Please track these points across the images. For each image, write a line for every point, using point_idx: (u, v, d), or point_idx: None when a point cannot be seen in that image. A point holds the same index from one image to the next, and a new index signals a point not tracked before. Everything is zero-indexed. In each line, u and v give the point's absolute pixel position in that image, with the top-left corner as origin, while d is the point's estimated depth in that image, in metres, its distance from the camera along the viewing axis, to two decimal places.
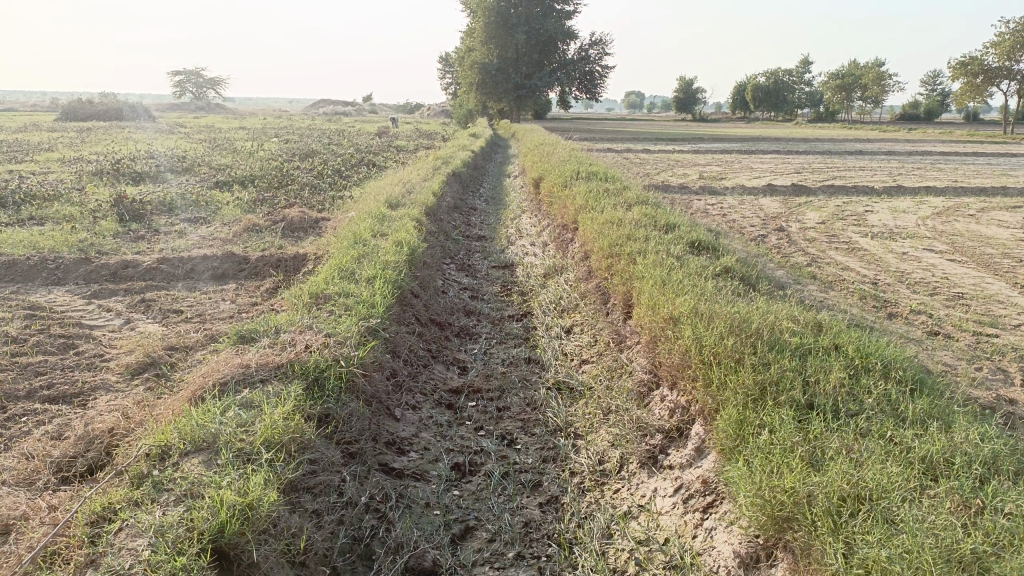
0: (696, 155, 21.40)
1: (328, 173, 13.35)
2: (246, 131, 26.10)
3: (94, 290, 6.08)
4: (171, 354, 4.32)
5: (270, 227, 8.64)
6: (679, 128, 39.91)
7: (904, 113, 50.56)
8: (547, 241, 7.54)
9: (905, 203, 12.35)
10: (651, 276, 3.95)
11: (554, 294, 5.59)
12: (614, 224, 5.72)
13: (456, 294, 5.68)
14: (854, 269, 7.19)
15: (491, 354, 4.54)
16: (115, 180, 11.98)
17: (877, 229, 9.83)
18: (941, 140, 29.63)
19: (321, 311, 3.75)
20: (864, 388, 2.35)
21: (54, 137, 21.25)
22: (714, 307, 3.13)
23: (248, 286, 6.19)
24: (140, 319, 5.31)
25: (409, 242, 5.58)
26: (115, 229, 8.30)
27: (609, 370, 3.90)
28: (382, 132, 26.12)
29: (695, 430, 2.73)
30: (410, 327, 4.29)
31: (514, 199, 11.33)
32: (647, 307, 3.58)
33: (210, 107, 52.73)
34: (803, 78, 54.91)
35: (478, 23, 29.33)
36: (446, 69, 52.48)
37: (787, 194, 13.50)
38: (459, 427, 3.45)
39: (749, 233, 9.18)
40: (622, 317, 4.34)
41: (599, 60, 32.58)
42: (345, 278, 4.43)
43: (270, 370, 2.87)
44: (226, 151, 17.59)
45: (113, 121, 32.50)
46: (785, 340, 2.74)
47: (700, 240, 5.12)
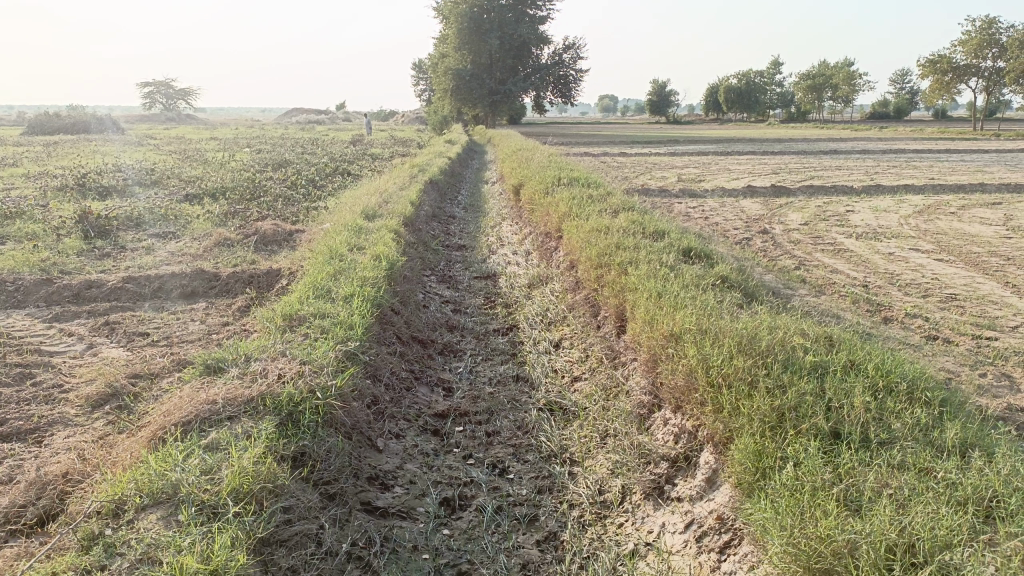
0: (674, 157, 21.37)
1: (302, 183, 13.06)
2: (217, 142, 25.73)
3: (55, 313, 5.77)
4: (135, 384, 4.03)
5: (243, 241, 8.35)
6: (653, 132, 40.03)
7: (875, 112, 51.16)
8: (529, 250, 7.32)
9: (885, 202, 12.30)
10: (646, 289, 3.74)
11: (540, 306, 5.38)
12: (600, 232, 5.52)
13: (438, 308, 5.45)
14: (843, 272, 7.05)
15: (477, 372, 4.31)
16: (82, 195, 11.62)
17: (861, 228, 9.74)
18: (913, 138, 29.96)
19: (294, 334, 3.49)
20: (893, 414, 2.15)
21: (18, 151, 20.77)
22: (717, 322, 2.93)
23: (219, 305, 5.90)
24: (103, 344, 5.00)
25: (389, 256, 5.32)
26: (80, 247, 7.97)
27: (604, 390, 3.68)
28: (357, 141, 25.90)
29: (705, 459, 2.52)
30: (391, 348, 4.05)
31: (492, 206, 11.13)
32: (644, 322, 3.38)
33: (180, 119, 51.99)
34: (774, 79, 55.37)
35: (451, 29, 29.15)
36: (420, 76, 52.25)
37: (767, 194, 13.41)
38: (446, 456, 3.22)
39: (733, 236, 9.04)
40: (615, 331, 4.13)
41: (573, 64, 32.25)
42: (320, 296, 4.17)
43: (239, 405, 2.61)
44: (197, 162, 17.25)
45: (80, 134, 31.93)
46: (799, 359, 2.54)
47: (692, 247, 4.93)
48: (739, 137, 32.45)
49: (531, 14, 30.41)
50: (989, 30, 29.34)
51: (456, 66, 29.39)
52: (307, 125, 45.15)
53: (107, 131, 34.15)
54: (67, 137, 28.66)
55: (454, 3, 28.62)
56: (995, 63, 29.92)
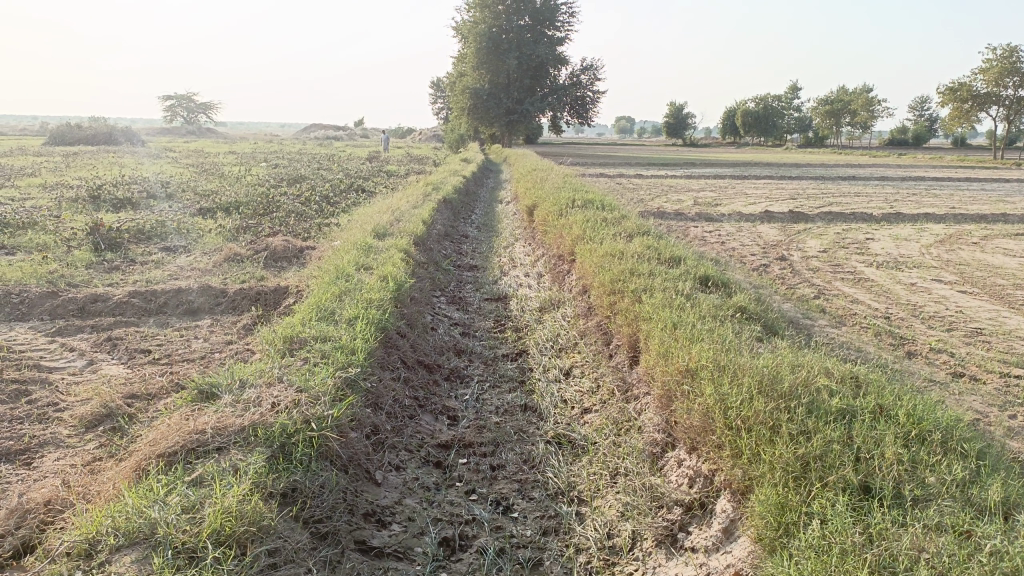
0: (690, 180, 21.25)
1: (316, 199, 13.02)
2: (234, 156, 25.89)
3: (58, 327, 5.68)
4: (131, 405, 3.91)
5: (253, 256, 8.27)
6: (669, 154, 39.96)
7: (893, 138, 50.89)
8: (542, 272, 7.19)
9: (906, 230, 12.10)
10: (660, 319, 3.59)
11: (551, 331, 5.23)
12: (614, 256, 5.37)
13: (446, 331, 5.32)
14: (864, 302, 6.87)
15: (484, 400, 4.15)
16: (96, 207, 11.62)
17: (881, 257, 9.56)
18: (933, 165, 29.70)
19: (294, 359, 3.37)
20: (929, 467, 1.99)
21: (38, 162, 20.99)
22: (736, 359, 2.77)
23: (224, 323, 5.80)
24: (104, 361, 4.90)
25: (396, 277, 5.21)
26: (89, 259, 7.92)
27: (615, 424, 3.52)
28: (373, 157, 25.99)
29: (722, 507, 2.36)
30: (395, 373, 3.92)
31: (506, 225, 11.04)
32: (658, 354, 3.23)
33: (200, 132, 52.45)
34: (792, 104, 55.24)
35: (469, 49, 29.28)
36: (438, 94, 52.52)
37: (785, 220, 13.24)
38: (448, 490, 3.06)
39: (751, 262, 8.87)
40: (627, 362, 3.98)
41: (591, 86, 32.34)
42: (324, 318, 4.05)
43: (229, 435, 2.48)
44: (213, 175, 17.30)
45: (100, 145, 32.31)
46: (823, 402, 2.38)
47: (709, 274, 4.78)
48: (756, 161, 32.28)
49: (549, 35, 30.50)
50: (1010, 58, 29.13)
51: (474, 85, 29.50)
52: (324, 140, 45.39)
53: (127, 143, 34.41)
54: (87, 148, 28.91)
55: (473, 23, 28.80)
56: (1016, 92, 29.67)
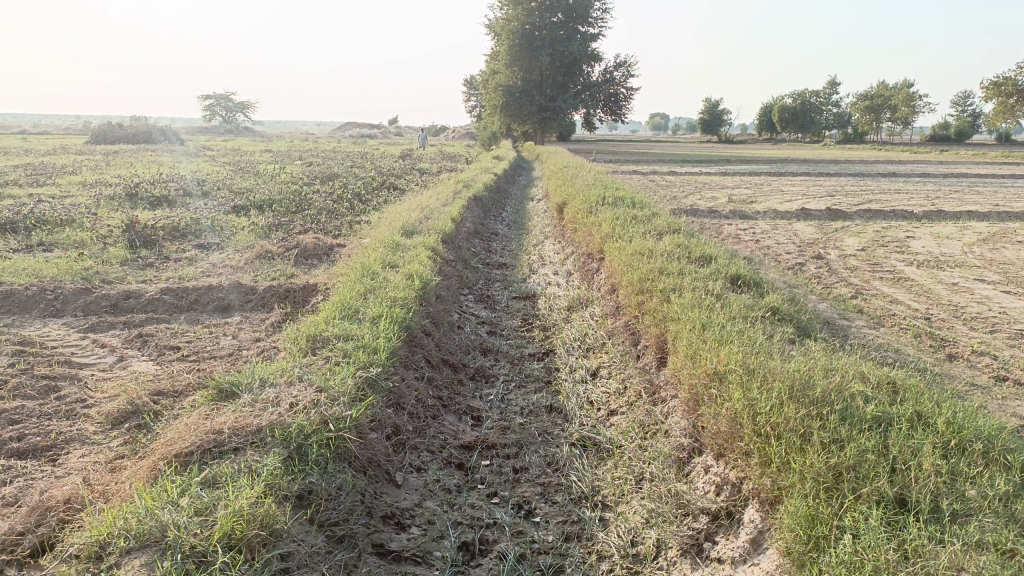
0: (725, 177, 20.95)
1: (348, 197, 13.07)
2: (270, 154, 26.16)
3: (91, 323, 5.75)
4: (157, 402, 3.92)
5: (283, 253, 8.31)
6: (704, 150, 39.55)
7: (935, 134, 49.74)
8: (571, 271, 7.10)
9: (948, 228, 11.78)
10: (689, 319, 3.49)
11: (579, 331, 5.16)
12: (644, 255, 5.27)
13: (473, 330, 5.27)
14: (904, 302, 6.66)
15: (509, 400, 4.09)
16: (133, 205, 11.79)
17: (922, 256, 9.29)
18: (977, 161, 28.93)
19: (316, 358, 3.34)
20: (968, 478, 1.88)
21: (80, 160, 21.42)
22: (766, 362, 2.67)
23: (252, 320, 5.82)
24: (133, 357, 4.93)
25: (422, 275, 5.17)
26: (124, 256, 8.03)
27: (641, 427, 3.43)
28: (407, 154, 26.07)
29: (750, 516, 2.27)
30: (418, 373, 3.87)
31: (537, 223, 10.97)
32: (686, 356, 3.14)
33: (237, 131, 53.17)
34: (831, 99, 54.26)
35: (502, 46, 29.23)
36: (471, 91, 52.58)
37: (822, 217, 12.97)
38: (469, 493, 3.01)
39: (786, 261, 8.70)
40: (655, 363, 3.88)
41: (625, 82, 32.11)
42: (348, 316, 4.02)
43: (246, 435, 2.46)
44: (249, 173, 17.51)
45: (142, 143, 33.15)
46: (857, 408, 2.27)
47: (741, 273, 4.65)
48: (793, 158, 31.78)
49: (583, 31, 30.32)
50: None
51: (507, 82, 29.45)
52: (359, 139, 45.71)
53: (166, 141, 35.01)
54: (127, 146, 29.39)
55: (507, 21, 28.73)
56: None
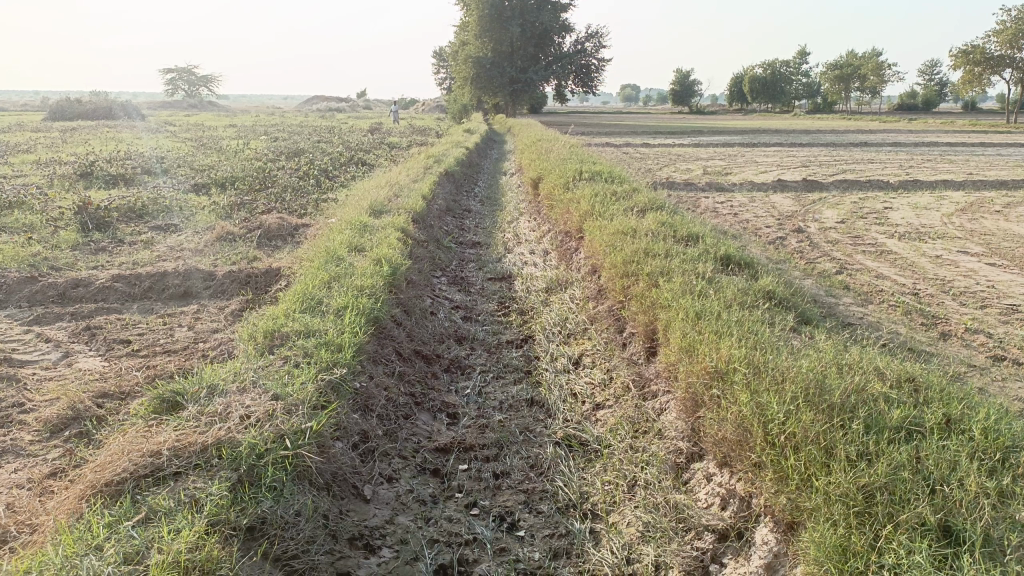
0: (699, 149, 20.73)
1: (314, 173, 12.62)
2: (234, 129, 25.39)
3: (36, 315, 5.35)
4: (103, 405, 3.57)
5: (246, 235, 7.92)
6: (675, 121, 39.31)
7: (903, 103, 49.99)
8: (548, 249, 6.81)
9: (925, 198, 11.65)
10: (682, 308, 3.22)
11: (559, 315, 4.88)
12: (626, 234, 4.99)
13: (446, 316, 4.97)
14: (890, 277, 6.47)
15: (486, 393, 3.81)
16: (88, 184, 11.24)
17: (902, 227, 9.14)
18: (946, 130, 29.01)
19: (273, 359, 3.02)
20: (1019, 499, 1.64)
21: (34, 137, 20.58)
22: (774, 359, 2.41)
23: (211, 309, 5.45)
24: (80, 353, 4.55)
25: (391, 260, 4.84)
26: (76, 241, 7.58)
27: (631, 424, 3.17)
28: (376, 128, 25.48)
29: (763, 537, 2.02)
30: (388, 369, 3.57)
31: (510, 198, 10.65)
32: (681, 350, 2.88)
33: (201, 106, 51.75)
34: (801, 69, 54.23)
35: (472, 16, 28.63)
36: (440, 63, 51.70)
37: (799, 189, 12.79)
38: (446, 503, 2.73)
39: (766, 235, 8.48)
40: (644, 353, 3.62)
41: (595, 53, 31.67)
42: (310, 308, 3.69)
43: (189, 457, 2.16)
44: (212, 149, 16.92)
45: (101, 120, 32.16)
46: (882, 415, 2.03)
47: (731, 254, 4.39)
48: (764, 128, 31.64)
49: (553, 1, 29.74)
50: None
51: (476, 54, 28.85)
52: (326, 112, 44.79)
53: (127, 117, 33.96)
54: (86, 123, 28.40)
55: None
56: None
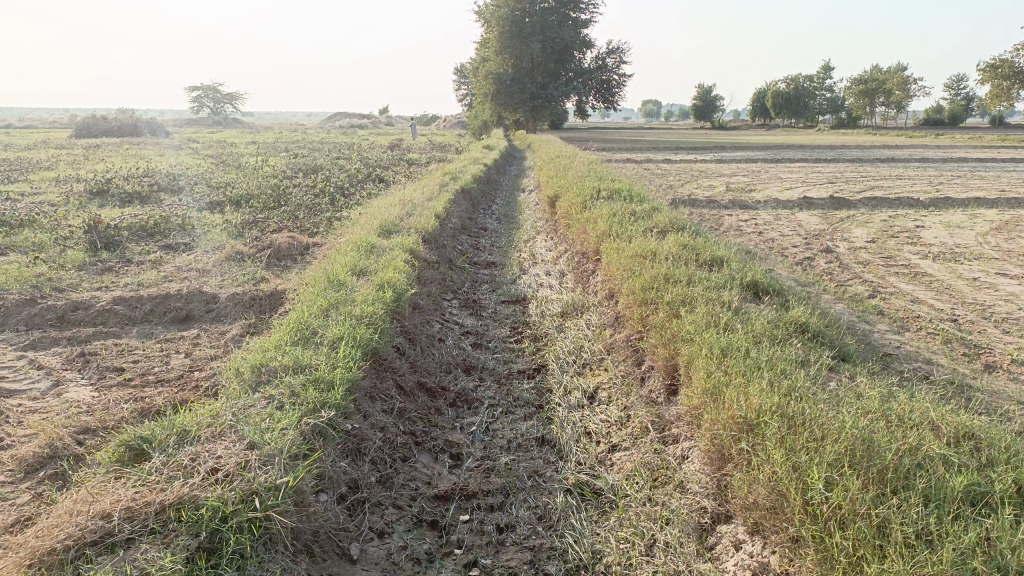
0: (721, 165, 20.38)
1: (330, 190, 12.47)
2: (256, 146, 25.45)
3: (32, 339, 5.15)
4: (83, 442, 3.32)
5: (255, 254, 7.73)
6: (697, 137, 38.93)
7: (929, 118, 49.29)
8: (565, 271, 6.53)
9: (958, 216, 11.24)
10: (705, 343, 2.94)
11: (574, 343, 4.60)
12: (645, 258, 4.70)
13: (455, 343, 4.70)
14: (926, 302, 6.12)
15: (493, 430, 3.53)
16: (103, 202, 11.15)
17: (936, 247, 8.77)
18: (975, 146, 28.42)
19: (256, 398, 2.76)
20: None
21: (56, 154, 20.66)
22: (812, 410, 2.11)
23: (211, 334, 5.23)
24: (70, 381, 4.33)
25: (396, 285, 4.59)
26: (82, 261, 7.41)
27: (649, 471, 2.88)
28: (395, 144, 25.43)
29: None
30: (386, 406, 3.31)
31: (528, 216, 10.40)
32: (705, 394, 2.59)
33: (226, 123, 52.23)
34: (824, 84, 53.73)
35: (492, 33, 28.55)
36: (461, 81, 51.80)
37: (825, 206, 12.42)
38: (443, 561, 2.45)
39: (793, 255, 8.15)
40: (663, 391, 3.33)
41: (617, 69, 31.48)
42: (304, 339, 3.45)
43: (143, 520, 1.92)
44: (230, 167, 16.85)
45: (124, 137, 32.35)
46: (943, 483, 1.72)
47: (758, 281, 4.09)
48: (788, 143, 31.21)
49: (574, 17, 29.64)
50: None
51: (497, 70, 28.75)
52: (348, 129, 44.94)
53: (152, 134, 34.27)
54: (111, 140, 28.64)
55: (496, 8, 28.01)
56: None
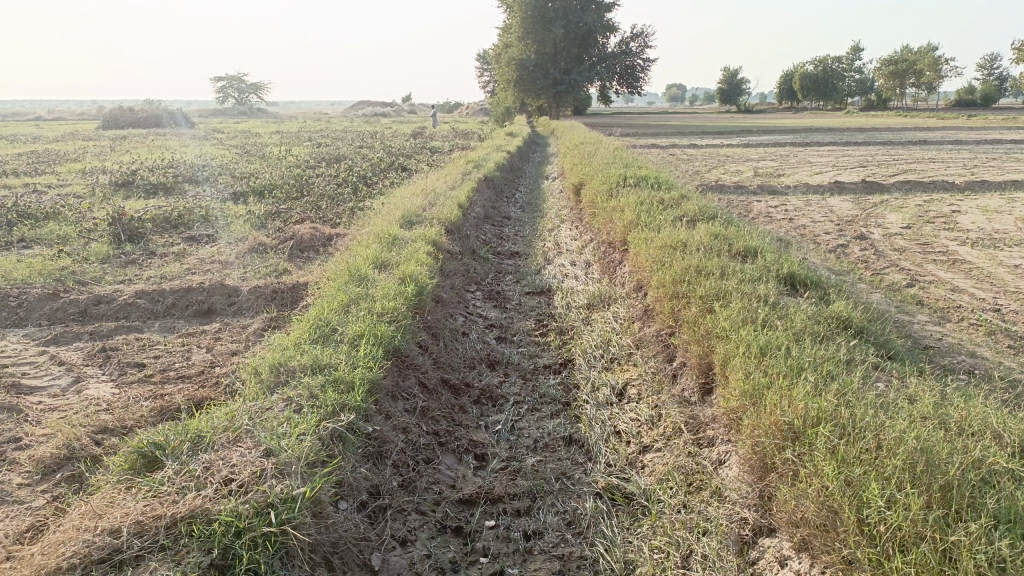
0: (748, 149, 20.05)
1: (353, 180, 12.40)
2: (279, 135, 25.48)
3: (54, 334, 5.12)
4: (101, 442, 3.24)
5: (278, 245, 7.67)
6: (722, 122, 38.41)
7: (961, 100, 48.23)
8: (590, 261, 6.39)
9: (995, 200, 10.91)
10: (743, 340, 2.79)
11: (601, 337, 4.47)
12: (675, 248, 4.55)
13: (479, 337, 4.59)
14: (966, 291, 5.90)
15: (519, 429, 3.42)
16: (128, 194, 11.17)
17: (974, 233, 8.50)
18: (1009, 127, 27.73)
19: (274, 401, 2.66)
20: None
21: (83, 146, 20.82)
22: (863, 418, 1.97)
23: (233, 328, 5.17)
24: (91, 378, 4.27)
25: (418, 279, 4.48)
26: (106, 254, 7.40)
27: (684, 475, 2.74)
28: (418, 133, 25.32)
29: None
30: (408, 405, 3.21)
31: (552, 204, 10.27)
32: (744, 396, 2.45)
33: (250, 112, 52.52)
34: (852, 66, 52.74)
35: (515, 18, 28.30)
36: (484, 67, 51.53)
37: (857, 191, 12.12)
38: (467, 571, 2.34)
39: (826, 242, 7.94)
40: (697, 390, 3.19)
41: (641, 54, 31.09)
42: (323, 337, 3.35)
43: (153, 536, 1.82)
44: (254, 157, 16.87)
45: (151, 128, 32.65)
46: (1014, 502, 1.57)
47: (795, 273, 3.92)
48: (816, 127, 30.66)
49: (597, 2, 29.29)
50: None
51: (520, 56, 28.52)
52: (370, 117, 44.97)
53: (178, 125, 34.49)
54: (137, 131, 28.85)
55: None
56: None
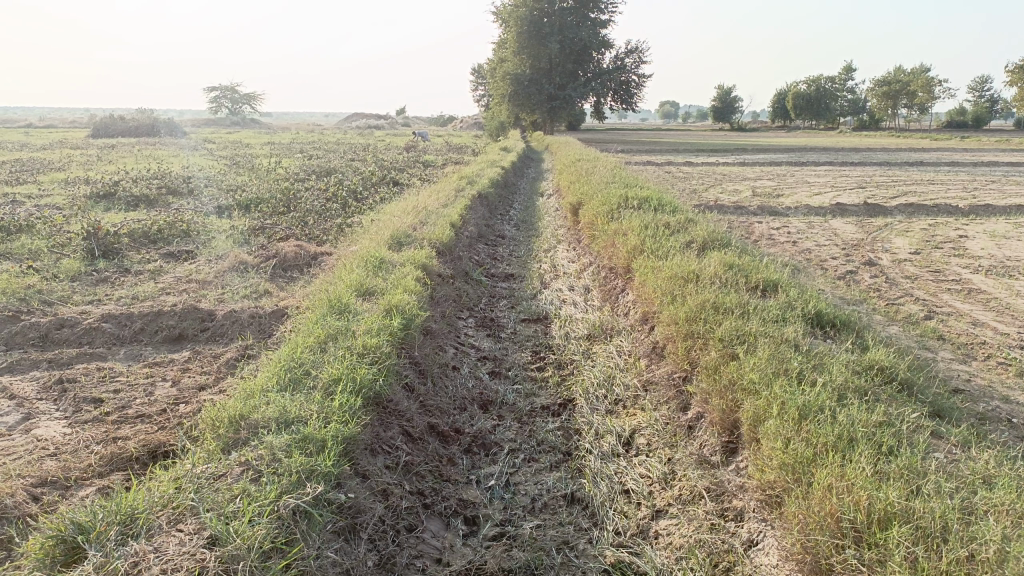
0: (745, 167, 19.77)
1: (343, 194, 12.01)
2: (271, 146, 25.04)
3: (9, 361, 4.68)
4: (39, 498, 2.78)
5: (260, 264, 7.27)
6: (716, 140, 38.21)
7: (953, 121, 48.32)
8: (590, 287, 6.03)
9: (1002, 225, 10.62)
10: (775, 402, 2.44)
11: (604, 374, 4.09)
12: (687, 280, 4.20)
13: (471, 372, 4.20)
14: (988, 324, 5.56)
15: (514, 485, 3.02)
16: (107, 206, 10.73)
17: (985, 259, 8.18)
18: (1001, 148, 27.62)
19: (229, 465, 2.28)
20: None
21: (69, 154, 20.30)
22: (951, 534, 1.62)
23: (204, 358, 4.76)
24: (41, 415, 3.83)
25: (406, 309, 4.10)
26: (77, 272, 6.97)
27: (708, 553, 2.35)
28: (412, 146, 24.96)
29: None
30: (389, 461, 2.82)
31: (547, 223, 9.91)
32: (784, 471, 2.10)
33: (243, 123, 52.26)
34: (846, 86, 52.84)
35: (511, 34, 28.02)
36: (479, 81, 51.33)
37: (860, 213, 11.82)
38: None
39: (834, 269, 7.60)
40: (719, 449, 2.82)
41: (636, 70, 30.85)
42: (295, 383, 2.96)
43: None
44: (242, 169, 16.43)
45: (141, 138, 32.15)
46: None
47: (820, 315, 3.57)
48: (811, 145, 30.47)
49: (593, 18, 29.03)
50: None
51: (515, 71, 28.22)
52: (364, 129, 44.78)
53: (169, 135, 33.98)
54: (126, 141, 28.35)
55: (514, 8, 27.47)
56: None
